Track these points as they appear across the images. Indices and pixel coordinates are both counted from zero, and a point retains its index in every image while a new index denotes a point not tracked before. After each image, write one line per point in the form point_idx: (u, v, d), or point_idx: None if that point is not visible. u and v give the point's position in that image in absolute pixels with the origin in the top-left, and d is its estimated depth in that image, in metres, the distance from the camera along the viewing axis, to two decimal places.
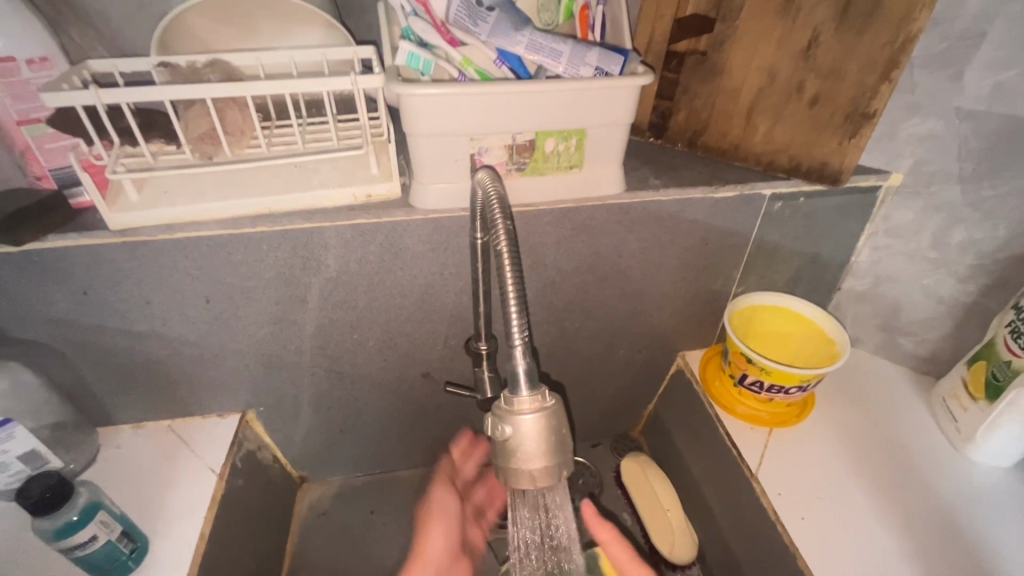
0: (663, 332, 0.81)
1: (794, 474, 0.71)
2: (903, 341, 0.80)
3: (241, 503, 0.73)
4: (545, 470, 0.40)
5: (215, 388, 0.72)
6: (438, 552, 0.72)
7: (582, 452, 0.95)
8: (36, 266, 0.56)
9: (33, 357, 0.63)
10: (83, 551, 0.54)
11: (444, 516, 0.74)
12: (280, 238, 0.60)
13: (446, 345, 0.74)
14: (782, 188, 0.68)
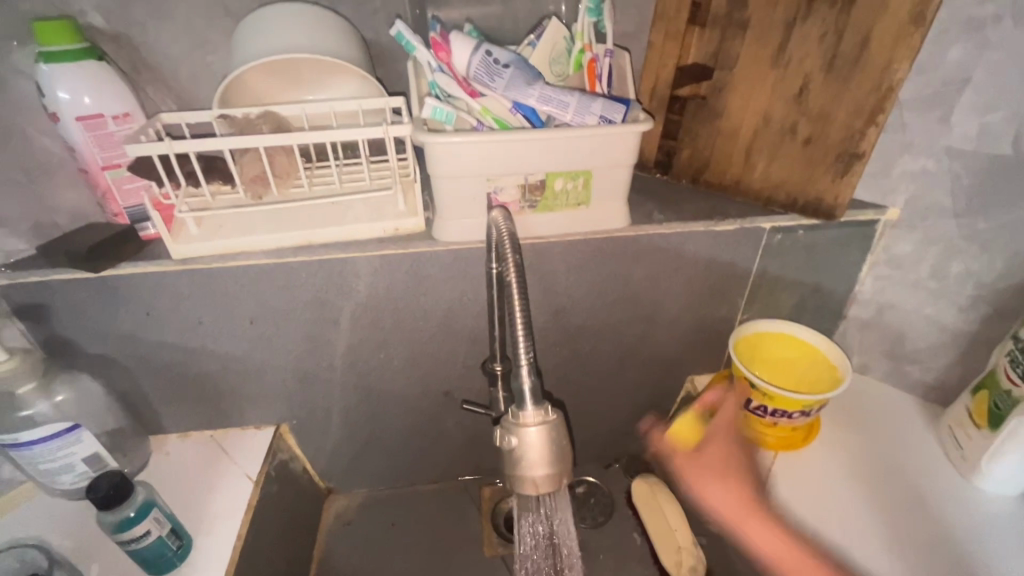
0: (671, 357, 0.85)
1: (797, 497, 0.73)
2: (910, 369, 0.82)
3: (273, 510, 0.79)
4: (546, 477, 0.45)
5: (254, 401, 0.79)
6: None
7: (594, 472, 0.98)
8: (109, 289, 0.65)
9: (101, 369, 0.71)
10: (138, 543, 0.61)
11: None
12: (318, 267, 0.67)
13: (464, 365, 0.80)
14: (781, 221, 0.72)
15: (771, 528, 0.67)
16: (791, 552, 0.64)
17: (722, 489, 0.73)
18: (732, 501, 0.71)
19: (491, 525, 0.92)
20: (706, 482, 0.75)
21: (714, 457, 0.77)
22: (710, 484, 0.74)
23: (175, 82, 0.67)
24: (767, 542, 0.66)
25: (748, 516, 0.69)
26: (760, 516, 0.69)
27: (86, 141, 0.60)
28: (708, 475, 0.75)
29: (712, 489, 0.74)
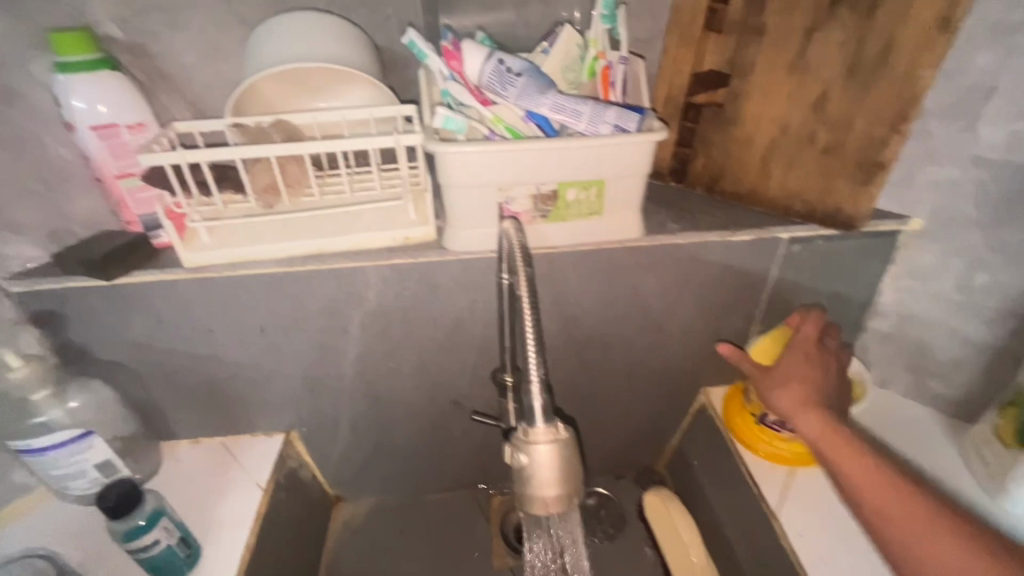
0: (684, 368, 0.84)
1: (815, 514, 0.71)
2: (932, 383, 0.80)
3: (282, 518, 0.78)
4: (558, 497, 0.44)
5: (264, 409, 0.79)
6: None
7: (605, 483, 0.97)
8: (122, 297, 0.65)
9: (114, 376, 0.72)
10: (147, 552, 0.61)
11: None
12: (329, 276, 0.67)
13: (474, 374, 0.79)
14: (798, 232, 0.71)
15: (849, 449, 0.61)
16: (870, 470, 0.59)
17: (799, 407, 0.66)
18: (807, 411, 0.65)
19: (500, 536, 0.91)
20: (783, 395, 0.67)
21: (791, 374, 0.68)
22: (786, 397, 0.67)
23: (188, 91, 0.67)
24: (843, 463, 0.60)
25: (829, 433, 0.63)
26: (842, 436, 0.62)
27: (101, 150, 0.60)
28: (784, 387, 0.67)
29: (789, 404, 0.66)
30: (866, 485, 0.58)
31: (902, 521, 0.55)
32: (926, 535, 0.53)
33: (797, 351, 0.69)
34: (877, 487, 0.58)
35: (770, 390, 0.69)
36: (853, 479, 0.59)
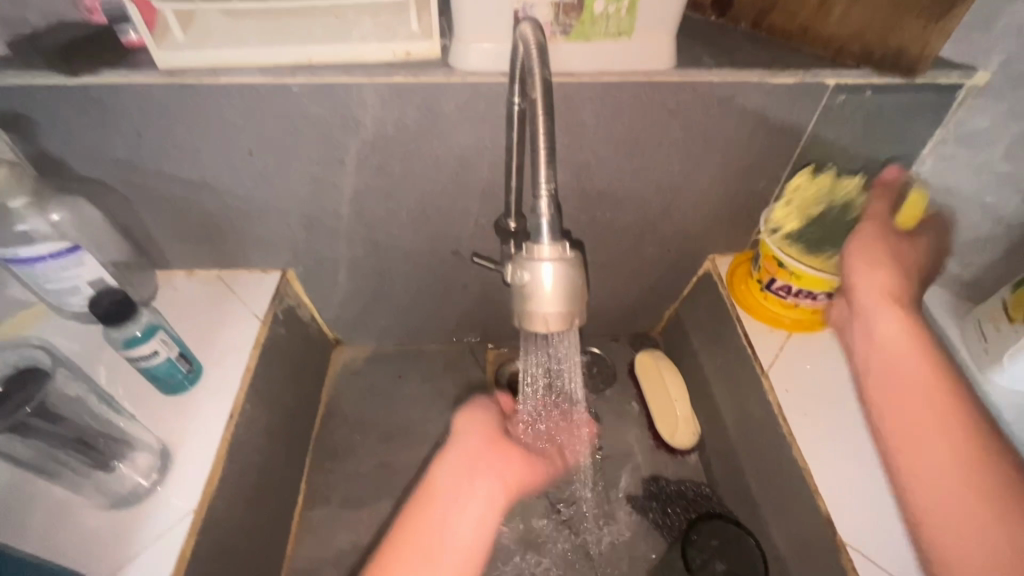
0: (695, 233, 0.80)
1: (807, 375, 0.71)
2: (949, 263, 0.77)
3: (284, 349, 0.80)
4: (559, 314, 0.41)
5: (261, 243, 0.77)
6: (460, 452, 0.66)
7: (599, 345, 0.98)
8: (93, 102, 0.59)
9: (95, 192, 0.68)
10: (147, 361, 0.61)
11: (464, 437, 0.69)
12: (320, 93, 0.60)
13: (476, 223, 0.76)
14: (849, 77, 0.63)
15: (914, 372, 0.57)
16: (935, 395, 0.55)
17: (883, 311, 0.61)
18: (897, 316, 0.60)
19: (494, 385, 0.94)
20: (866, 282, 0.62)
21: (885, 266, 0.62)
22: (870, 294, 0.62)
23: None
24: (891, 381, 0.58)
25: (908, 348, 0.58)
26: (922, 355, 0.58)
27: None
28: (874, 276, 0.62)
29: (868, 298, 0.62)
30: (924, 413, 0.55)
31: (939, 448, 0.53)
32: (950, 474, 0.51)
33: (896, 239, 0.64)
34: (926, 424, 0.54)
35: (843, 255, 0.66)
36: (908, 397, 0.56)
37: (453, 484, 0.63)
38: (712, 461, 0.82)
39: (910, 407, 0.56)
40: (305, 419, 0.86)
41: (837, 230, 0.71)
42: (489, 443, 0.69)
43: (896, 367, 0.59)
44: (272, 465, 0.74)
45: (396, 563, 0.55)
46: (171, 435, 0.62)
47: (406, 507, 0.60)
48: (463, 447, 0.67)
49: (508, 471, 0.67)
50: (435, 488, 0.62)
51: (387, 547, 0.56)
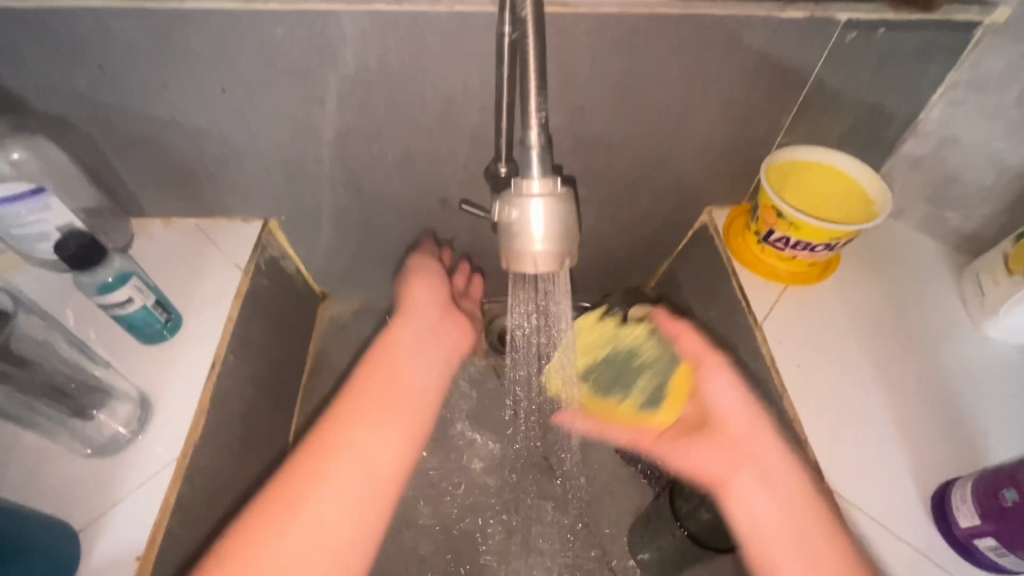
0: (692, 183, 0.78)
1: (802, 328, 0.69)
2: (950, 216, 0.74)
3: (268, 301, 0.78)
4: (550, 254, 0.39)
5: (240, 191, 0.73)
6: (419, 320, 0.69)
7: (591, 300, 0.97)
8: (47, 30, 0.54)
9: (58, 130, 0.63)
10: (121, 310, 0.59)
11: (419, 307, 0.70)
12: (295, 22, 0.55)
13: (464, 171, 0.73)
14: (862, 13, 0.59)
15: (819, 532, 0.53)
16: (800, 520, 0.54)
17: (785, 466, 0.57)
18: (755, 437, 0.59)
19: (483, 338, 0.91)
20: (753, 435, 0.59)
21: (768, 423, 0.60)
22: (769, 450, 0.58)
23: None
24: (778, 534, 0.54)
25: (773, 476, 0.57)
26: (783, 482, 0.56)
27: None
28: (762, 432, 0.59)
29: (759, 450, 0.58)
30: (796, 542, 0.53)
31: None
32: None
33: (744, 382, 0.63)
34: (800, 557, 0.53)
35: (711, 390, 0.63)
36: (776, 528, 0.54)
37: (411, 347, 0.66)
38: None
39: (782, 540, 0.54)
40: (292, 373, 0.85)
41: (622, 379, 0.73)
42: (442, 313, 0.72)
43: (755, 493, 0.57)
44: (257, 417, 0.73)
45: (339, 428, 0.57)
46: (152, 386, 0.61)
47: (359, 369, 0.64)
48: (420, 315, 0.69)
49: (461, 340, 0.71)
50: (396, 351, 0.65)
51: (341, 400, 0.60)
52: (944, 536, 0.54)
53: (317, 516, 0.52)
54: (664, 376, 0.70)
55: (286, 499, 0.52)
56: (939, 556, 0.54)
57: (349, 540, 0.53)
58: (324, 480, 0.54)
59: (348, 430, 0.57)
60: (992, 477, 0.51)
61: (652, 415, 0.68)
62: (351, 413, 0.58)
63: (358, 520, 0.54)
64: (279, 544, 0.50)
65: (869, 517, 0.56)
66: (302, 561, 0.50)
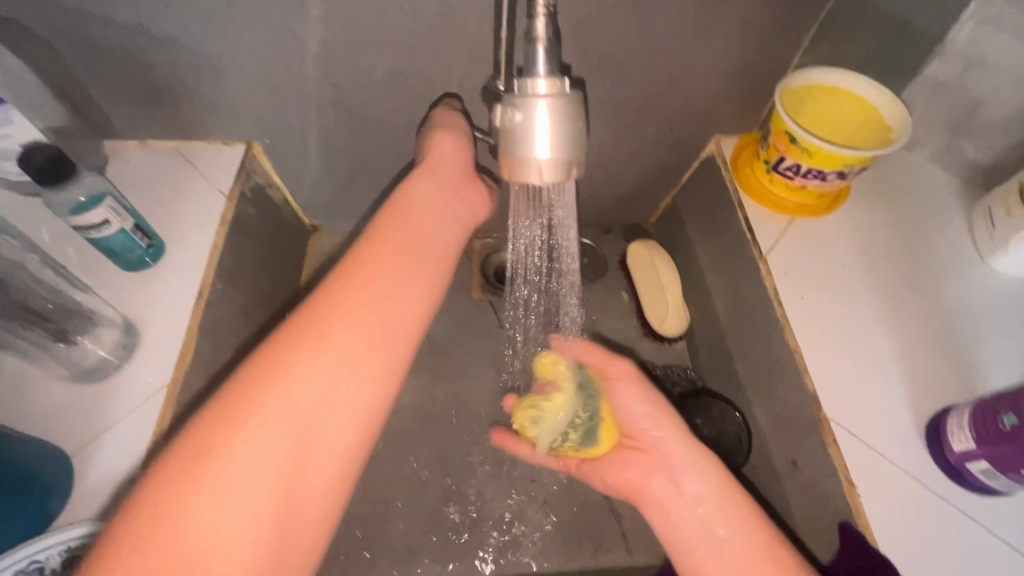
0: (703, 108, 0.73)
1: (808, 259, 0.68)
2: (967, 146, 0.70)
3: (255, 230, 0.75)
4: (555, 163, 0.37)
5: (220, 110, 0.68)
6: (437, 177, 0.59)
7: (591, 236, 0.94)
8: None
9: (11, 36, 0.57)
10: (98, 233, 0.56)
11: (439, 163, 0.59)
12: None
13: (461, 91, 0.68)
14: None
15: (734, 527, 0.54)
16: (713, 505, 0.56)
17: (694, 464, 0.58)
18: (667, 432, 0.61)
19: (479, 274, 0.90)
20: (664, 437, 0.61)
21: (676, 422, 0.62)
22: (678, 449, 0.60)
23: None
24: (689, 527, 0.56)
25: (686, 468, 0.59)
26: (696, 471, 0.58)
27: None
28: (667, 429, 0.61)
29: (671, 450, 0.60)
30: (708, 527, 0.55)
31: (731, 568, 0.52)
32: None
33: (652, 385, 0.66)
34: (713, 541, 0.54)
35: (621, 400, 0.65)
36: (689, 516, 0.56)
37: (425, 210, 0.57)
38: (700, 347, 0.83)
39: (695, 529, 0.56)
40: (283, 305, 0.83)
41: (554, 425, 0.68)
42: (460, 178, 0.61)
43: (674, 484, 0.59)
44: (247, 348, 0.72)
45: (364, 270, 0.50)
46: (137, 312, 0.59)
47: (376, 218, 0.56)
48: (439, 172, 0.59)
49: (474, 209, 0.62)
50: (414, 210, 0.56)
51: (359, 243, 0.53)
52: (937, 462, 0.55)
53: (348, 345, 0.47)
54: (593, 404, 0.66)
55: (311, 326, 0.46)
56: (931, 479, 0.55)
57: (374, 378, 0.47)
58: (346, 320, 0.48)
59: (370, 270, 0.51)
60: (990, 403, 0.51)
61: (594, 447, 0.65)
62: (375, 255, 0.52)
63: (383, 358, 0.48)
64: (304, 371, 0.44)
65: (866, 442, 0.57)
66: (331, 393, 0.45)
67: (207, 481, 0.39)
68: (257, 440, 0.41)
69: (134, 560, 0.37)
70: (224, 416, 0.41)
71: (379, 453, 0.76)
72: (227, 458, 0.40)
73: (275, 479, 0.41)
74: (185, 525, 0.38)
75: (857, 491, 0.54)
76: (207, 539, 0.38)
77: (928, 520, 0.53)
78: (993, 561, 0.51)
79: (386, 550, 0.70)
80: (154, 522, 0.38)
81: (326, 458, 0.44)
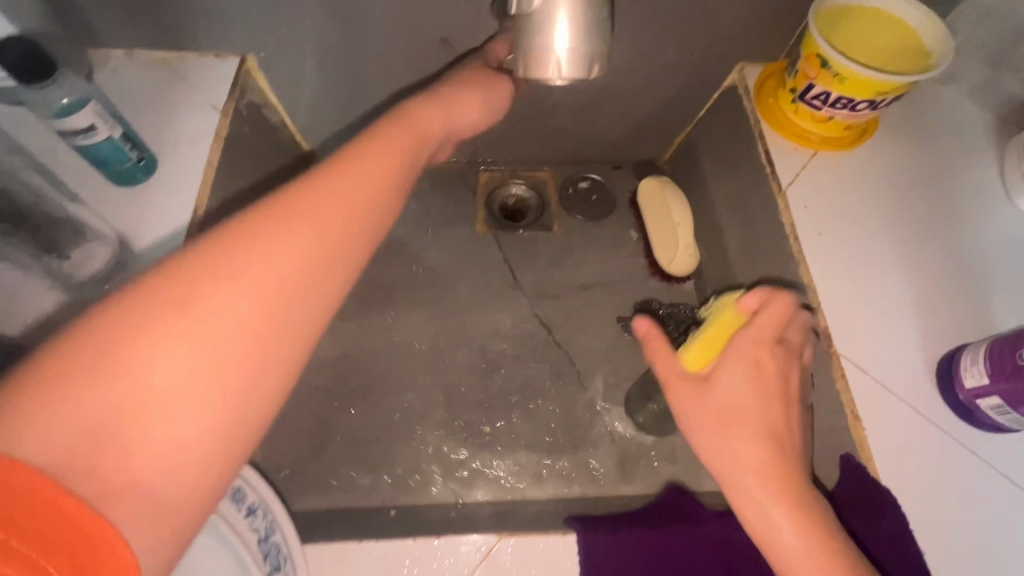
0: (729, 31, 0.68)
1: (830, 192, 0.65)
2: (1007, 81, 0.66)
3: (252, 152, 0.72)
4: (575, 56, 0.39)
5: (209, 18, 0.63)
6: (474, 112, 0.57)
7: (601, 171, 0.91)
8: None
9: None
10: (85, 140, 0.53)
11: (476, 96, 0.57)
12: None
13: (470, 3, 0.62)
14: None
15: (761, 462, 0.46)
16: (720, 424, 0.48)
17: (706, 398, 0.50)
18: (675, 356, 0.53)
19: (485, 208, 0.88)
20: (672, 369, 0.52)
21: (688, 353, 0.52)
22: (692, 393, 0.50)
23: None
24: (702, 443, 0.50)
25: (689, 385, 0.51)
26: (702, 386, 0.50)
27: None
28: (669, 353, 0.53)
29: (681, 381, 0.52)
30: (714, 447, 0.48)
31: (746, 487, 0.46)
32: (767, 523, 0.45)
33: (784, 334, 0.52)
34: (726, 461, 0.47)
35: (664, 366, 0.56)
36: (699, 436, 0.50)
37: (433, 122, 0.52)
38: (708, 287, 0.82)
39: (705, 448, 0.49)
40: None
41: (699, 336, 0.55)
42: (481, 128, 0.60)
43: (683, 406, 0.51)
44: None
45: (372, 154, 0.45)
46: (131, 228, 0.57)
47: (376, 121, 0.50)
48: (467, 95, 0.57)
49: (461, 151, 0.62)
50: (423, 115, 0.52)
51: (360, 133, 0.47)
52: (943, 399, 0.55)
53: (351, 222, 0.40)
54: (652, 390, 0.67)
55: (314, 191, 0.40)
56: (936, 416, 0.55)
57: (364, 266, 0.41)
58: (349, 192, 0.41)
59: (369, 156, 0.45)
60: (1007, 339, 0.50)
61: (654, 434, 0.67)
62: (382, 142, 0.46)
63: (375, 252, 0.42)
64: (297, 233, 0.38)
65: (873, 378, 0.56)
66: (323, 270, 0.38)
67: (183, 326, 0.32)
68: (236, 296, 0.34)
69: (79, 394, 0.29)
70: (201, 262, 0.34)
71: (382, 381, 0.76)
72: (210, 305, 0.33)
73: (253, 343, 0.34)
74: (143, 372, 0.31)
75: (862, 425, 0.54)
76: (168, 390, 0.31)
77: (929, 455, 0.53)
78: (987, 492, 0.52)
79: (388, 473, 0.71)
80: (105, 359, 0.30)
81: (308, 335, 0.37)
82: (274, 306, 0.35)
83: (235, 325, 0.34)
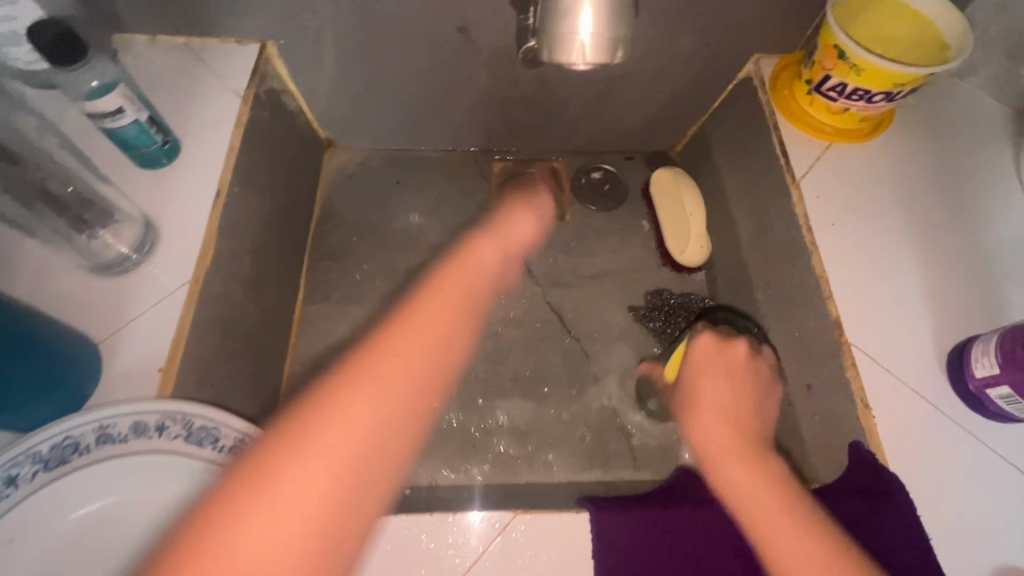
0: (745, 22, 0.68)
1: (846, 184, 0.65)
2: None
3: (271, 137, 0.73)
4: (599, 41, 0.40)
5: (231, 4, 0.64)
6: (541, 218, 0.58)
7: (614, 162, 0.92)
8: None
9: None
10: (113, 123, 0.54)
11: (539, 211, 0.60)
12: None
13: None
14: None
15: (753, 465, 0.46)
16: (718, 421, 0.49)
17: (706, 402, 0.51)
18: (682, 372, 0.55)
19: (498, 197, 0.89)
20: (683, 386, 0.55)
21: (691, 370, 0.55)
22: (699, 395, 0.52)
23: None
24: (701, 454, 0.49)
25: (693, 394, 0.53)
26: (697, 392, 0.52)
27: None
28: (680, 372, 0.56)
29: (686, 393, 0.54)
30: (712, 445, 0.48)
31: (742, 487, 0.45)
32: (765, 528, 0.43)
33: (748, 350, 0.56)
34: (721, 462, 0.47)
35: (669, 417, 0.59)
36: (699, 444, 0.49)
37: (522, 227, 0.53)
38: (718, 277, 0.82)
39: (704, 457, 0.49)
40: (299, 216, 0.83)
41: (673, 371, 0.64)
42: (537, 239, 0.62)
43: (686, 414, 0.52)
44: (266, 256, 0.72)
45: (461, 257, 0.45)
46: (155, 210, 0.58)
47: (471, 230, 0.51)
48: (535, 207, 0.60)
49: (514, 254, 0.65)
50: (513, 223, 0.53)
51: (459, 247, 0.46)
52: (953, 388, 0.56)
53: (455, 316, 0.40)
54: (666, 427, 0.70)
55: (433, 302, 0.40)
56: (945, 405, 0.55)
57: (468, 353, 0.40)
58: (463, 298, 0.41)
59: (459, 264, 0.44)
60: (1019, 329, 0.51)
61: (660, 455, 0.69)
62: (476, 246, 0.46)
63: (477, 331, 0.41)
64: (414, 347, 0.37)
65: (884, 367, 0.57)
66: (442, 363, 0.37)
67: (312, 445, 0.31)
68: (354, 418, 0.33)
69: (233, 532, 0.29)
70: (323, 393, 0.33)
71: None
72: (342, 423, 0.32)
73: (383, 445, 0.33)
74: (278, 509, 0.30)
75: (872, 413, 0.55)
76: (307, 507, 0.30)
77: (937, 443, 0.54)
78: (994, 481, 0.53)
79: None
80: (251, 507, 0.29)
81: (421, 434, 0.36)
82: (395, 415, 0.34)
83: (366, 438, 0.33)
